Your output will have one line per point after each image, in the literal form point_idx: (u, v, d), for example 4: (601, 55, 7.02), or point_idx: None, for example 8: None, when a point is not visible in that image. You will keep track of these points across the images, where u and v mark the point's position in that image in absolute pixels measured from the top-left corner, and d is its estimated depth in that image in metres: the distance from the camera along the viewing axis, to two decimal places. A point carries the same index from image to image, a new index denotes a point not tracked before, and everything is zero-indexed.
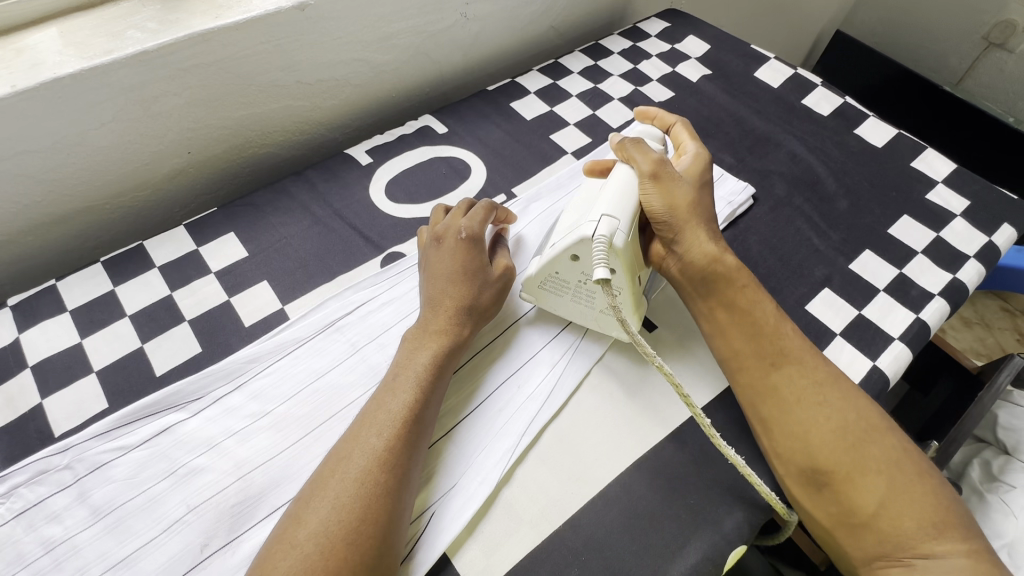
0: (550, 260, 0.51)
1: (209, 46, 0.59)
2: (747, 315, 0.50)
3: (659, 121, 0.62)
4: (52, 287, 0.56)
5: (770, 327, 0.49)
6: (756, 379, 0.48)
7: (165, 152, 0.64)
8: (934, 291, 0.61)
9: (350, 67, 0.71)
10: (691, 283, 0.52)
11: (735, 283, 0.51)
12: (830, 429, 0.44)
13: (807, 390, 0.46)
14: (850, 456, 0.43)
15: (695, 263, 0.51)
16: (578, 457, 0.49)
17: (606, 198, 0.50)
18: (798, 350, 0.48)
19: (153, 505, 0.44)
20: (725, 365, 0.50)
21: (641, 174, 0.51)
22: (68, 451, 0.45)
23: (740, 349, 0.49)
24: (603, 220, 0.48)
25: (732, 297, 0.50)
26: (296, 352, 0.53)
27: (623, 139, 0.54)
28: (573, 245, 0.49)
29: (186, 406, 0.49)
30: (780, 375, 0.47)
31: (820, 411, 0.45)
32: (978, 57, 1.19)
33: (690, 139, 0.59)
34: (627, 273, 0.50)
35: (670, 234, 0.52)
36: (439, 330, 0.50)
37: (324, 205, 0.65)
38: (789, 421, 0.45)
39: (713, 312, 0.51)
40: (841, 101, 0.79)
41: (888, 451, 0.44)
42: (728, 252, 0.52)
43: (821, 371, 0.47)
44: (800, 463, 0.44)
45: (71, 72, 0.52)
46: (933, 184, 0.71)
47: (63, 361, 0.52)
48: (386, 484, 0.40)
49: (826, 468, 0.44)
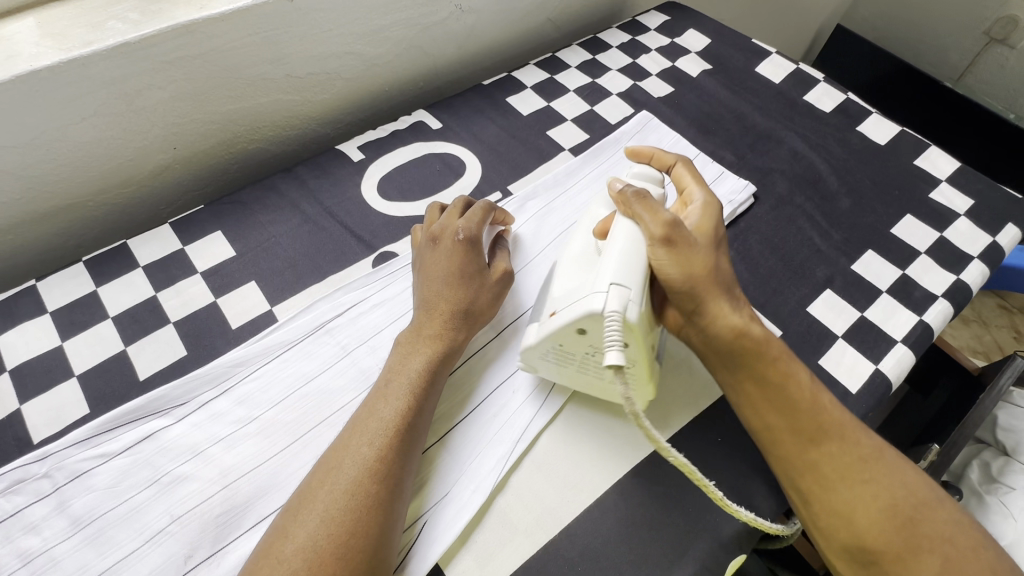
0: (552, 332, 0.44)
1: (194, 38, 0.57)
2: (782, 390, 0.44)
3: (657, 160, 0.57)
4: (32, 288, 0.54)
5: (808, 401, 0.44)
6: (794, 456, 0.43)
7: (149, 148, 0.62)
8: (937, 292, 0.60)
9: (341, 60, 0.69)
10: (717, 356, 0.46)
11: (767, 357, 0.44)
12: (877, 507, 0.40)
13: (850, 467, 0.42)
14: (901, 537, 0.39)
15: (719, 336, 0.45)
16: (575, 465, 0.48)
17: (612, 262, 0.43)
18: (839, 423, 0.43)
19: (135, 515, 0.43)
20: (758, 438, 0.45)
21: (651, 238, 0.45)
22: (46, 460, 0.44)
23: (775, 427, 0.44)
24: (612, 290, 0.41)
25: (764, 373, 0.44)
26: (285, 355, 0.51)
27: (624, 190, 0.48)
28: (581, 319, 0.42)
29: (170, 412, 0.47)
30: (820, 452, 0.42)
31: (866, 490, 0.41)
32: (979, 52, 1.18)
33: (696, 185, 0.53)
34: (641, 348, 0.43)
35: (689, 305, 0.46)
36: (432, 335, 0.48)
37: (314, 202, 0.63)
38: (833, 499, 0.41)
39: (742, 386, 0.45)
40: (844, 97, 0.78)
41: (939, 527, 0.40)
42: (755, 320, 0.46)
43: (864, 445, 0.43)
44: (843, 540, 0.41)
45: (49, 65, 0.50)
46: (936, 182, 0.69)
47: (43, 364, 0.50)
48: (377, 496, 0.39)
49: (874, 548, 0.40)
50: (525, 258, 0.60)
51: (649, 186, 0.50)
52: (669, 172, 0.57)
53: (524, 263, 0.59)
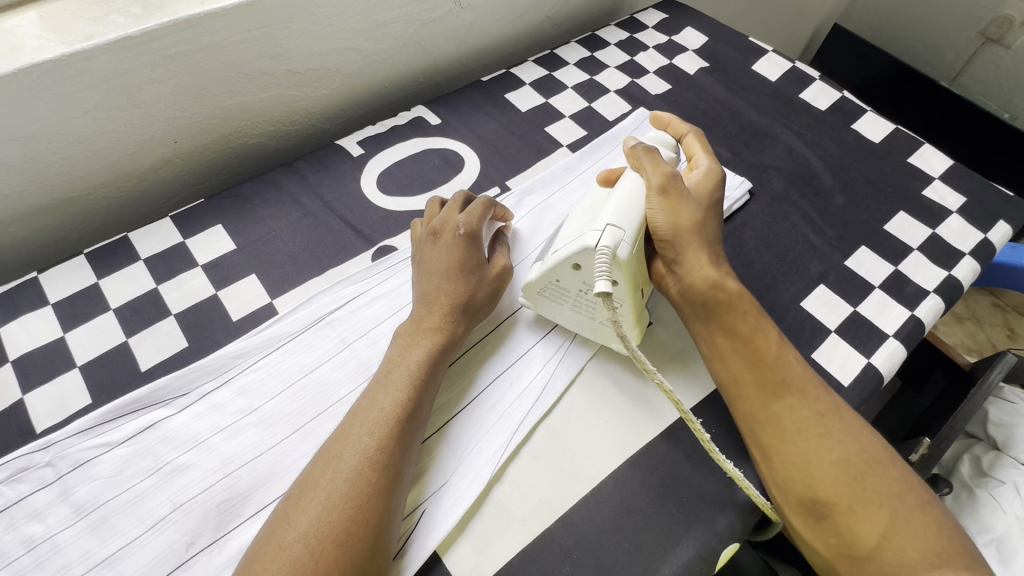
0: (550, 266, 0.49)
1: (195, 33, 0.57)
2: (749, 340, 0.47)
3: (672, 127, 0.58)
4: (34, 280, 0.55)
5: (773, 356, 0.46)
6: (756, 407, 0.45)
7: (151, 142, 0.62)
8: (930, 288, 0.61)
9: (342, 56, 0.69)
10: (690, 306, 0.49)
11: (736, 309, 0.48)
12: (832, 459, 0.42)
13: (807, 422, 0.43)
14: (851, 488, 0.41)
15: (694, 285, 0.48)
16: (570, 454, 0.49)
17: (610, 206, 0.48)
18: (800, 378, 0.45)
19: (137, 502, 0.43)
20: (724, 392, 0.47)
21: (649, 186, 0.49)
22: (50, 448, 0.44)
23: (741, 376, 0.46)
24: (607, 230, 0.46)
25: (733, 323, 0.47)
26: (285, 347, 0.52)
27: (635, 146, 0.51)
28: (575, 253, 0.47)
29: (172, 402, 0.48)
30: (780, 405, 0.44)
31: (822, 443, 0.42)
32: (975, 52, 1.19)
33: (705, 152, 0.55)
34: (630, 287, 0.48)
35: (669, 255, 0.49)
36: (432, 327, 0.49)
37: (314, 197, 0.63)
38: (789, 450, 0.43)
39: (713, 337, 0.48)
40: (840, 95, 0.79)
41: (890, 483, 0.41)
42: (732, 277, 0.49)
43: (822, 401, 0.45)
44: (798, 492, 0.42)
45: (52, 58, 0.50)
46: (930, 180, 0.70)
47: (45, 355, 0.51)
48: (377, 485, 0.40)
49: (826, 499, 0.41)
50: (523, 252, 0.60)
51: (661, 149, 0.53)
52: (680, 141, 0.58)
53: (523, 257, 0.60)
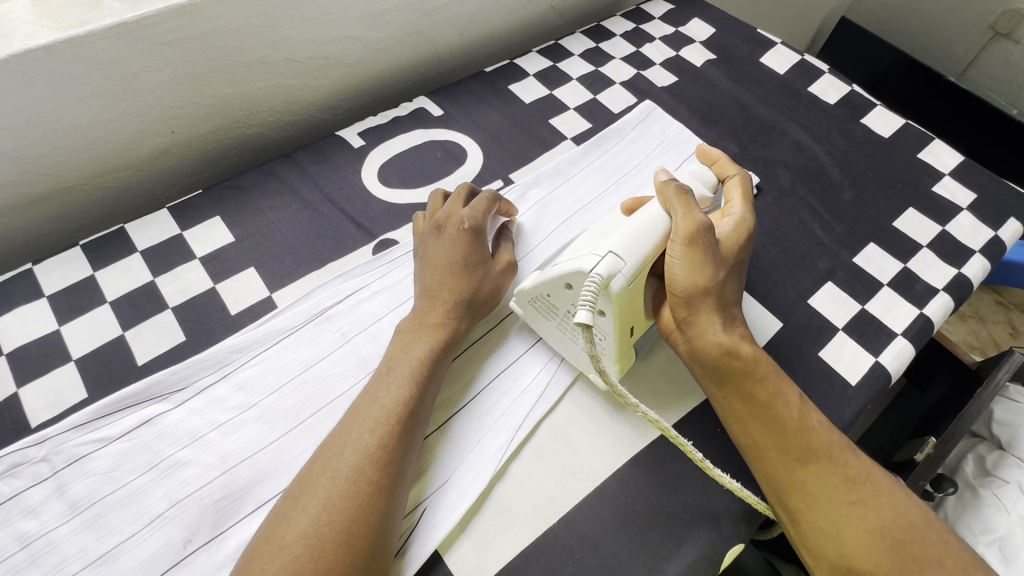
0: (544, 279, 0.48)
1: (192, 20, 0.56)
2: (767, 407, 0.44)
3: (717, 167, 0.56)
4: (29, 271, 0.54)
5: (796, 420, 0.44)
6: (779, 472, 0.43)
7: (147, 132, 0.61)
8: (939, 286, 0.60)
9: (342, 45, 0.68)
10: (703, 368, 0.46)
11: (752, 377, 0.45)
12: (865, 528, 0.40)
13: (837, 488, 0.41)
14: (889, 559, 0.39)
15: (706, 348, 0.46)
16: (574, 453, 0.48)
17: (619, 233, 0.46)
18: (827, 442, 0.43)
19: (134, 499, 0.43)
20: (746, 454, 0.45)
21: (676, 234, 0.46)
22: (44, 443, 0.44)
23: (761, 441, 0.44)
24: (607, 257, 0.44)
25: (749, 390, 0.45)
26: (284, 342, 0.51)
27: (671, 185, 0.48)
28: (569, 273, 0.45)
29: (169, 397, 0.47)
30: (807, 472, 0.42)
31: (853, 511, 0.40)
32: (984, 46, 1.17)
33: (740, 203, 0.53)
34: (618, 320, 0.46)
35: (681, 312, 0.47)
36: (435, 323, 0.48)
37: (314, 188, 0.62)
38: (819, 518, 0.41)
39: (728, 400, 0.45)
40: (849, 89, 0.77)
41: (930, 551, 0.39)
42: (748, 344, 0.46)
43: (851, 466, 0.42)
44: (831, 561, 0.40)
45: (45, 44, 0.49)
46: (939, 176, 0.69)
47: (40, 349, 0.50)
48: (379, 483, 0.39)
49: (861, 569, 0.39)
50: (527, 246, 0.59)
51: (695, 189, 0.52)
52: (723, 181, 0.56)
53: (527, 250, 0.59)
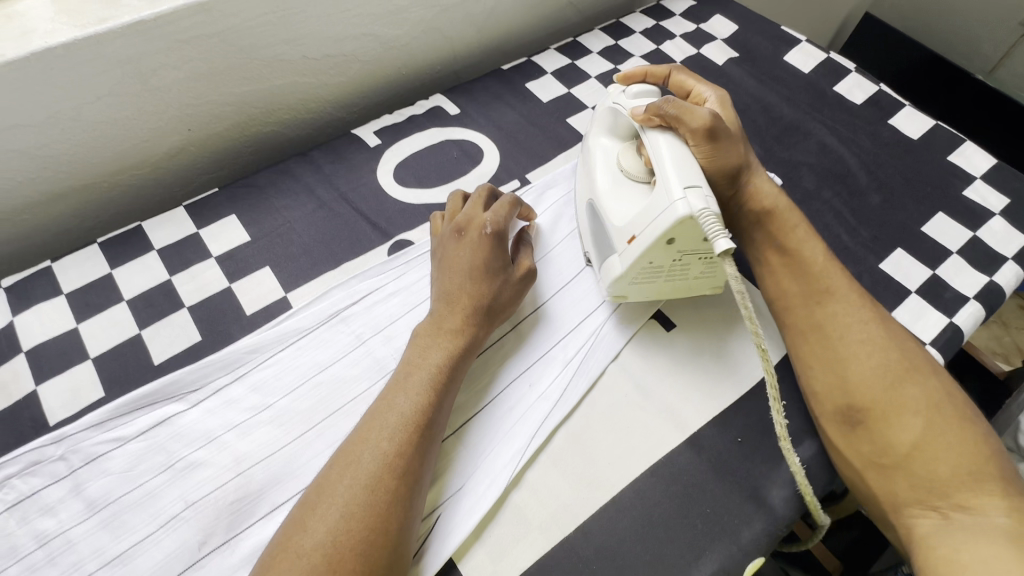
0: (642, 253, 0.46)
1: (210, 17, 0.55)
2: (796, 256, 0.50)
3: (651, 77, 0.60)
4: (48, 269, 0.54)
5: (820, 265, 0.49)
6: (800, 317, 0.49)
7: (165, 129, 0.61)
8: (969, 294, 0.58)
9: (359, 42, 0.67)
10: (745, 226, 0.53)
11: (788, 228, 0.51)
12: (871, 367, 0.45)
13: (851, 329, 0.46)
14: (887, 395, 0.44)
15: (754, 207, 0.52)
16: (591, 461, 0.47)
17: (670, 171, 0.44)
18: (845, 287, 0.49)
19: (150, 499, 0.43)
20: (771, 304, 0.51)
21: (693, 136, 0.48)
22: (62, 442, 0.44)
23: (790, 292, 0.50)
24: (690, 193, 0.42)
25: (783, 243, 0.51)
26: (299, 343, 0.51)
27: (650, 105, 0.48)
28: (670, 229, 0.43)
29: (185, 397, 0.47)
30: (824, 313, 0.48)
31: (863, 349, 0.46)
32: (1013, 44, 1.13)
33: (703, 85, 0.59)
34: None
35: (727, 192, 0.52)
36: (453, 329, 0.47)
37: (329, 188, 0.62)
38: (830, 358, 0.46)
39: (766, 257, 0.52)
40: (875, 89, 0.75)
41: (929, 393, 0.44)
42: (782, 194, 0.53)
43: (867, 310, 0.48)
44: (835, 400, 0.45)
45: (64, 43, 0.49)
46: (971, 180, 0.67)
47: (58, 347, 0.50)
48: (397, 493, 0.39)
49: (861, 404, 0.44)
50: (546, 246, 0.59)
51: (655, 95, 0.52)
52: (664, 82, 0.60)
53: (546, 250, 0.59)
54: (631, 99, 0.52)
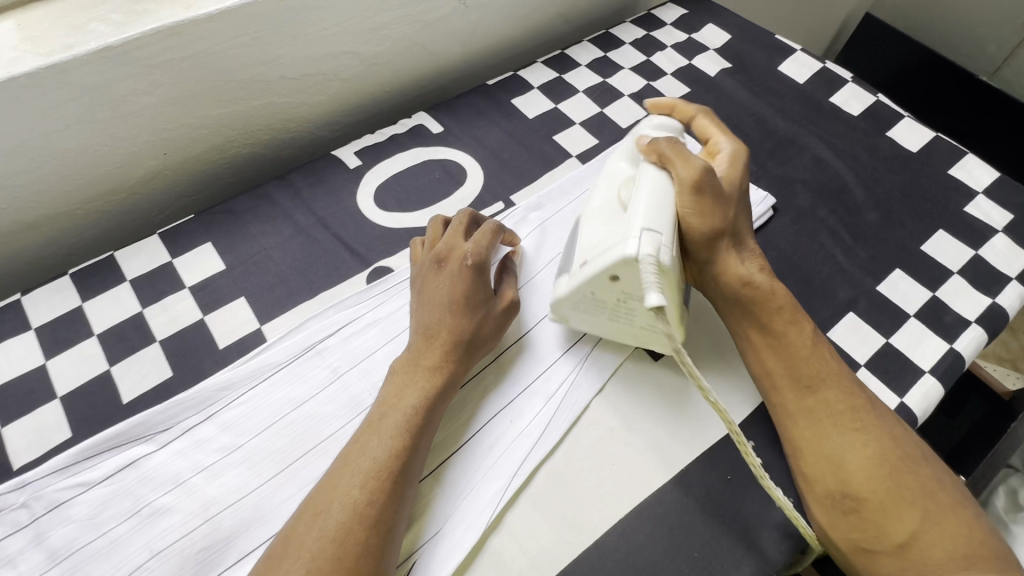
0: (585, 282, 0.46)
1: (181, 41, 0.54)
2: (781, 336, 0.47)
3: (678, 110, 0.59)
4: (18, 303, 0.53)
5: (808, 347, 0.47)
6: (789, 400, 0.46)
7: (140, 154, 0.59)
8: (971, 318, 0.56)
9: (339, 60, 0.66)
10: (726, 302, 0.50)
11: (772, 306, 0.48)
12: (865, 457, 0.42)
13: (843, 415, 0.44)
14: (885, 484, 0.42)
15: (727, 283, 0.49)
16: (573, 501, 0.45)
17: (640, 208, 0.44)
18: (836, 371, 0.46)
19: (114, 549, 0.41)
20: (758, 382, 0.48)
21: (680, 186, 0.47)
22: (25, 489, 0.42)
23: (774, 371, 0.47)
24: (644, 235, 0.42)
25: (766, 321, 0.48)
26: (272, 379, 0.49)
27: (654, 140, 0.49)
28: (615, 265, 0.43)
29: (154, 438, 0.46)
30: (816, 399, 0.45)
31: (857, 437, 0.43)
32: (1017, 44, 1.10)
33: (722, 135, 0.56)
34: (674, 291, 0.45)
35: (704, 255, 0.49)
36: (430, 367, 0.46)
37: (308, 213, 0.60)
38: (822, 444, 0.44)
39: (747, 333, 0.49)
40: (873, 99, 0.73)
41: (925, 482, 0.42)
42: (763, 273, 0.50)
43: (858, 396, 0.45)
44: (828, 485, 0.43)
45: (26, 72, 0.48)
46: (973, 195, 0.64)
47: (25, 385, 0.48)
48: (368, 545, 0.37)
49: (857, 494, 0.42)
50: (530, 271, 0.58)
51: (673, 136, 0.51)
52: (689, 121, 0.58)
53: (530, 276, 0.57)
54: (654, 128, 0.52)
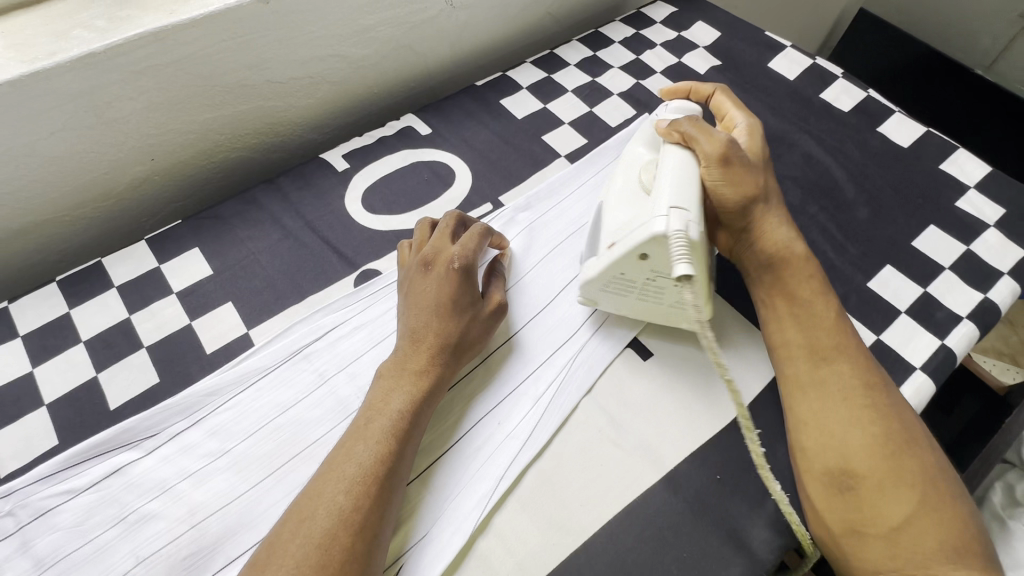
0: (613, 261, 0.46)
1: (165, 46, 0.54)
2: (807, 306, 0.48)
3: (694, 94, 0.60)
4: (5, 310, 0.53)
5: (827, 324, 0.48)
6: (802, 370, 0.46)
7: (128, 160, 0.59)
8: (962, 313, 0.55)
9: (326, 63, 0.66)
10: (758, 269, 0.51)
11: (802, 274, 0.50)
12: (871, 434, 0.43)
13: (854, 392, 0.44)
14: (885, 463, 0.42)
15: (765, 247, 0.51)
16: (561, 503, 0.45)
17: (666, 188, 0.45)
18: (853, 350, 0.47)
19: (100, 555, 0.41)
20: (772, 352, 0.49)
21: (705, 160, 0.48)
22: (10, 497, 0.42)
23: (794, 341, 0.48)
24: (673, 213, 0.43)
25: (797, 289, 0.49)
26: (259, 384, 0.49)
27: (675, 120, 0.50)
28: (644, 244, 0.44)
29: (140, 444, 0.46)
30: (828, 372, 0.45)
31: (864, 413, 0.44)
32: (1014, 36, 1.10)
33: (737, 110, 0.57)
34: (702, 265, 0.45)
35: (739, 222, 0.51)
36: (418, 369, 0.46)
37: (295, 217, 0.60)
38: (828, 417, 0.44)
39: (773, 301, 0.50)
40: (863, 95, 0.72)
41: (926, 470, 0.42)
42: (798, 239, 0.52)
43: (873, 375, 0.46)
44: (829, 460, 0.43)
45: (10, 80, 0.48)
46: (964, 189, 0.64)
47: (12, 393, 0.48)
48: (354, 550, 0.37)
49: (857, 470, 0.42)
50: (519, 272, 0.57)
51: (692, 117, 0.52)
52: (706, 102, 0.60)
53: (518, 277, 0.57)
54: (671, 112, 0.53)
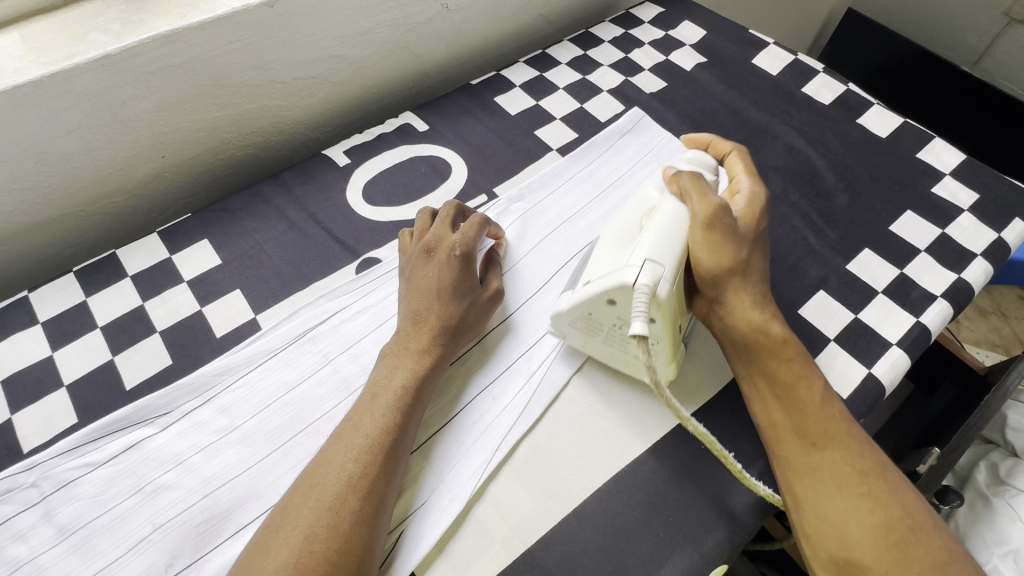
0: (581, 300, 0.48)
1: (176, 48, 0.57)
2: (790, 389, 0.45)
3: (712, 148, 0.57)
4: (26, 299, 0.55)
5: (816, 405, 0.45)
6: (794, 455, 0.44)
7: (140, 158, 0.63)
8: (937, 293, 0.58)
9: (328, 64, 0.69)
10: (734, 345, 0.48)
11: (781, 355, 0.47)
12: (871, 523, 0.40)
13: (849, 478, 0.42)
14: (889, 555, 0.39)
15: (738, 325, 0.47)
16: (553, 473, 0.47)
17: (648, 238, 0.46)
18: (846, 432, 0.44)
19: (119, 523, 0.44)
20: (763, 435, 0.46)
21: (693, 221, 0.47)
22: (34, 469, 0.45)
23: (780, 422, 0.45)
24: (646, 265, 0.44)
25: (776, 371, 0.46)
26: (267, 364, 0.52)
27: (679, 172, 0.50)
28: (612, 289, 0.45)
29: (155, 421, 0.48)
30: (821, 458, 0.43)
31: (862, 502, 0.41)
32: (998, 33, 1.13)
33: (745, 176, 0.54)
34: (667, 324, 0.46)
35: (712, 293, 0.48)
36: (419, 350, 0.48)
37: (300, 209, 0.63)
38: (825, 505, 0.41)
39: (754, 380, 0.47)
40: (844, 88, 0.75)
41: (936, 555, 0.39)
42: (775, 320, 0.48)
43: (868, 459, 0.43)
44: (830, 549, 0.40)
45: (32, 80, 0.51)
46: (940, 176, 0.67)
47: (33, 375, 0.51)
48: (359, 514, 0.40)
49: (859, 562, 0.39)
50: (514, 259, 0.60)
51: (703, 172, 0.51)
52: (722, 160, 0.57)
53: (513, 264, 0.60)
54: (685, 164, 0.52)
